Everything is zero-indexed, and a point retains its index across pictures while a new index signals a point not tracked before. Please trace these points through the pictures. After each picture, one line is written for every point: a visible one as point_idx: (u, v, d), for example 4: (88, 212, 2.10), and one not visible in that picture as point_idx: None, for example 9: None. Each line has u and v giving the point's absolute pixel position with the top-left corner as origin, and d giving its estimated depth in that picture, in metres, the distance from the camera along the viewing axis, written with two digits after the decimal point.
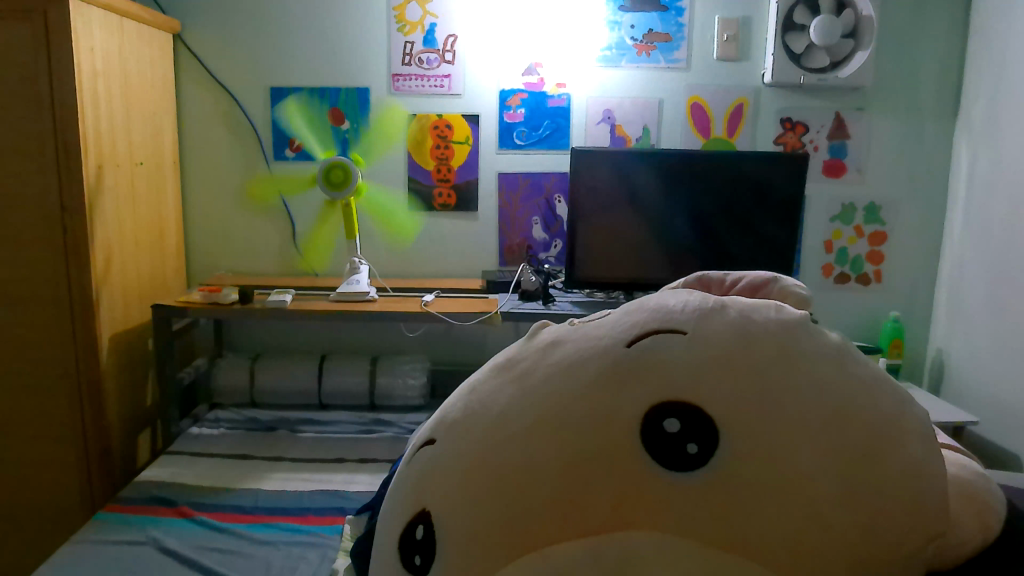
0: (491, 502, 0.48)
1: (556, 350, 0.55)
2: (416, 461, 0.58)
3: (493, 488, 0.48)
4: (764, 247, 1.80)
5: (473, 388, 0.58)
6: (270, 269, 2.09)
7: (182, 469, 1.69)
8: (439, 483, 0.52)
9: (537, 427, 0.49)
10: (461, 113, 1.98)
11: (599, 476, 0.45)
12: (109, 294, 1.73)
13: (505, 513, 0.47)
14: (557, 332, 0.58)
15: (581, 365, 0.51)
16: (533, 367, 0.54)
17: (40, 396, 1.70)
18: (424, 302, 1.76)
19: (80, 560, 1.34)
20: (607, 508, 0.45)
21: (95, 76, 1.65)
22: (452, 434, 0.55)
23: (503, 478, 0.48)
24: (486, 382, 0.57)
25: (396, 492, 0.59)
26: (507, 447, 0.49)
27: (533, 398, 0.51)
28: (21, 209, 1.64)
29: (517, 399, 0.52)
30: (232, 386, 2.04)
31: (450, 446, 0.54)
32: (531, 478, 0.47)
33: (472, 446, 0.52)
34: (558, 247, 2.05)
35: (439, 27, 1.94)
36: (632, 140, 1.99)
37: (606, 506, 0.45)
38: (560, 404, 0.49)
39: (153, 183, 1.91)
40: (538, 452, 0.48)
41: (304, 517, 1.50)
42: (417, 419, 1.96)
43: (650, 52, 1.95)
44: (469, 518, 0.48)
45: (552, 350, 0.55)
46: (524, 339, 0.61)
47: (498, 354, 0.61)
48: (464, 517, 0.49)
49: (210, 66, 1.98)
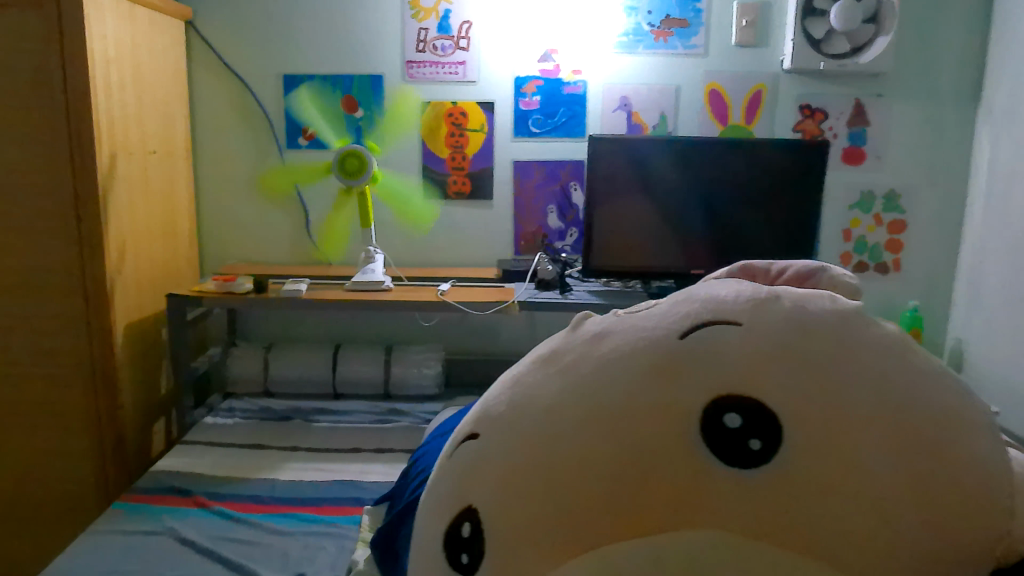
0: (540, 500, 0.46)
1: (603, 342, 0.53)
2: (457, 457, 0.56)
3: (545, 486, 0.47)
4: (783, 235, 1.78)
5: (516, 380, 0.57)
6: (282, 257, 2.08)
7: (197, 460, 1.70)
8: (485, 478, 0.51)
9: (591, 422, 0.47)
10: (476, 101, 1.95)
11: (657, 473, 0.44)
12: (122, 284, 1.73)
13: (557, 514, 0.45)
14: (602, 322, 0.57)
15: (632, 358, 0.49)
16: (580, 360, 0.52)
17: (55, 386, 1.70)
18: (440, 291, 1.76)
19: (97, 551, 1.35)
20: (667, 502, 0.43)
21: (108, 64, 1.64)
22: (498, 428, 0.53)
23: (555, 477, 0.46)
24: (531, 374, 0.55)
25: (436, 487, 0.58)
26: (554, 445, 0.48)
27: (584, 391, 0.49)
28: (34, 197, 1.62)
29: (565, 393, 0.50)
30: (245, 375, 2.05)
31: (497, 441, 0.52)
32: (584, 479, 0.45)
33: (520, 442, 0.50)
34: (573, 235, 2.02)
35: (454, 14, 1.91)
36: (648, 127, 1.96)
37: (667, 499, 0.43)
38: (613, 400, 0.48)
39: (166, 174, 1.89)
40: (590, 448, 0.46)
41: (322, 507, 1.50)
42: (432, 409, 1.96)
43: (667, 38, 1.92)
44: (521, 516, 0.47)
45: (600, 342, 0.53)
46: (568, 330, 0.59)
47: (541, 346, 0.59)
48: (514, 515, 0.47)
49: (223, 53, 1.98)
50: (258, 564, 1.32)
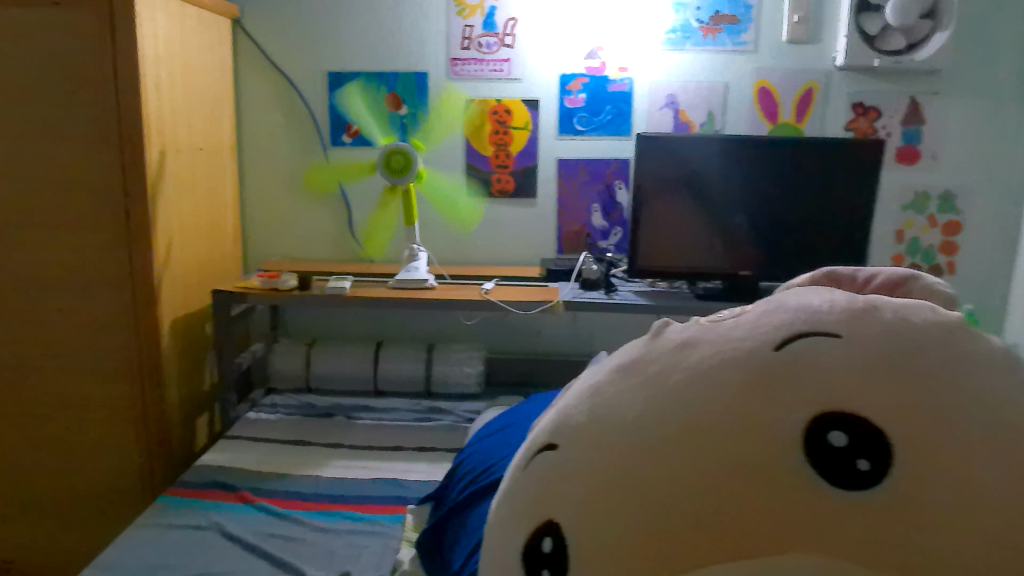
0: (630, 517, 0.45)
1: (688, 352, 0.51)
2: (532, 471, 0.55)
3: (635, 502, 0.45)
4: (835, 236, 1.74)
5: (594, 390, 0.55)
6: (325, 254, 2.09)
7: (242, 455, 1.71)
8: (567, 491, 0.50)
9: (682, 436, 0.45)
10: (520, 98, 1.94)
11: (759, 493, 0.42)
12: (170, 279, 1.74)
13: (649, 533, 0.44)
14: (683, 330, 0.55)
15: (723, 369, 0.48)
16: (664, 371, 0.51)
17: (103, 380, 1.73)
18: (484, 290, 1.75)
19: (145, 545, 1.36)
20: (770, 524, 0.41)
21: (158, 62, 1.66)
22: (579, 440, 0.51)
23: (646, 493, 0.45)
24: (610, 383, 0.54)
25: (509, 498, 0.56)
26: (644, 459, 0.46)
27: (671, 403, 0.48)
28: (85, 194, 1.65)
29: (651, 405, 0.49)
30: (288, 371, 2.06)
31: (578, 454, 0.50)
32: (678, 496, 0.44)
33: (604, 455, 0.49)
34: (618, 234, 1.99)
35: (499, 10, 1.90)
36: (695, 125, 1.93)
37: (769, 521, 0.41)
38: (707, 414, 0.46)
39: (212, 171, 1.91)
40: (684, 464, 0.44)
41: (366, 505, 1.50)
42: (474, 407, 1.95)
43: (716, 35, 1.88)
44: (609, 533, 0.45)
45: (684, 352, 0.51)
46: (644, 337, 0.57)
47: (616, 354, 0.58)
48: (601, 532, 0.46)
49: (269, 51, 1.99)
50: (303, 561, 1.32)
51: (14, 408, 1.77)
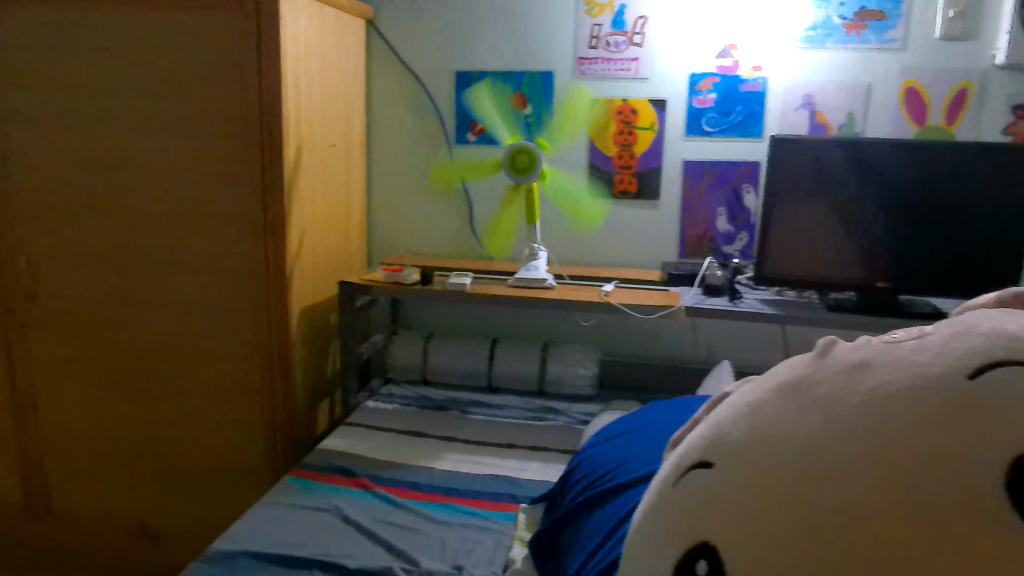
0: (818, 537, 0.49)
1: (871, 378, 0.55)
2: (685, 485, 0.62)
3: (824, 524, 0.49)
4: (988, 250, 1.60)
5: (770, 405, 0.59)
6: (445, 250, 2.13)
7: (360, 442, 1.76)
8: (747, 503, 0.54)
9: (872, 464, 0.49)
10: (648, 98, 1.90)
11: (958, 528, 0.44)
12: (300, 270, 1.82)
13: (838, 554, 0.48)
14: (860, 353, 0.58)
15: (912, 397, 0.51)
16: (845, 395, 0.54)
17: (237, 362, 1.82)
18: (604, 292, 1.73)
19: (270, 522, 1.43)
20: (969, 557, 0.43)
21: (298, 61, 1.72)
22: (759, 455, 0.56)
23: (834, 515, 0.49)
24: (787, 401, 0.58)
25: (681, 499, 0.61)
26: (833, 483, 0.50)
27: (857, 428, 0.52)
28: (226, 186, 1.74)
29: (834, 428, 0.53)
30: (405, 363, 2.11)
31: (758, 469, 0.55)
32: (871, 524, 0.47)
33: (787, 473, 0.53)
34: (744, 239, 1.92)
35: (630, 9, 1.87)
36: (833, 127, 1.83)
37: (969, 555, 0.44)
38: (897, 444, 0.49)
39: (343, 166, 1.98)
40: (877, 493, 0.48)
41: (479, 501, 1.52)
42: (587, 409, 1.93)
43: (861, 31, 1.78)
44: (796, 551, 0.50)
45: (865, 377, 0.55)
46: (819, 356, 0.61)
47: (789, 370, 0.62)
48: (788, 548, 0.50)
49: (400, 51, 2.04)
50: (417, 551, 1.34)
51: (156, 385, 1.89)
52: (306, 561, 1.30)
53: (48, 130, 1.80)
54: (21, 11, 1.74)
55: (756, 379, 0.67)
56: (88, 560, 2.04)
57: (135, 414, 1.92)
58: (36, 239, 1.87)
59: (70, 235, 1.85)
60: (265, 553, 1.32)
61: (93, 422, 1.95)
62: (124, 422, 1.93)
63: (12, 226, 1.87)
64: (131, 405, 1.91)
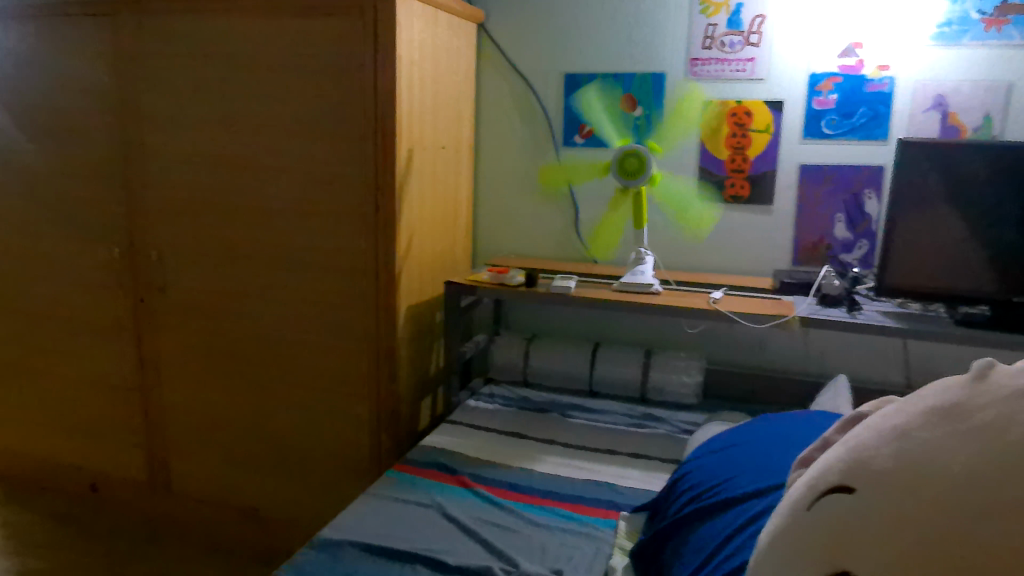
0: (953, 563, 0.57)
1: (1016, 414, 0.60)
2: (821, 509, 0.69)
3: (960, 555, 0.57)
4: None
5: (909, 432, 0.66)
6: (550, 252, 2.13)
7: (462, 440, 1.79)
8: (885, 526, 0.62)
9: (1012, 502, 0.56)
10: (763, 99, 1.84)
11: None
12: (409, 269, 1.86)
13: None
14: (1008, 385, 0.63)
15: None
16: (989, 432, 0.60)
17: (347, 357, 1.88)
18: (712, 299, 1.68)
19: (375, 515, 1.46)
20: None
21: (412, 65, 1.76)
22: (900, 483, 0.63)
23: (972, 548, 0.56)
24: (928, 431, 0.64)
25: (820, 513, 0.69)
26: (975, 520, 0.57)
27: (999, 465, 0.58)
28: (342, 187, 1.80)
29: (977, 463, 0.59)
30: (506, 363, 2.12)
31: (898, 497, 0.62)
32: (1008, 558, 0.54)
33: (927, 505, 0.60)
34: (863, 247, 1.83)
35: (747, 7, 1.82)
36: (967, 130, 1.71)
37: None
38: None
39: (452, 168, 2.01)
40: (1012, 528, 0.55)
41: (578, 506, 1.50)
42: (690, 419, 1.89)
43: (1001, 27, 1.66)
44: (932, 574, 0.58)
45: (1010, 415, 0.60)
46: (965, 386, 0.66)
47: (933, 398, 0.67)
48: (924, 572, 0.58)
49: (510, 54, 2.05)
50: (516, 552, 1.34)
51: (270, 376, 1.97)
52: (409, 556, 1.33)
53: (180, 131, 1.91)
54: (159, 19, 1.86)
55: (889, 407, 0.73)
56: (203, 537, 2.16)
57: (249, 402, 2.01)
58: (166, 233, 1.99)
59: (197, 231, 1.96)
60: (370, 544, 1.36)
61: (212, 408, 2.06)
62: (240, 410, 2.03)
63: (145, 220, 2.00)
64: (247, 394, 2.01)
